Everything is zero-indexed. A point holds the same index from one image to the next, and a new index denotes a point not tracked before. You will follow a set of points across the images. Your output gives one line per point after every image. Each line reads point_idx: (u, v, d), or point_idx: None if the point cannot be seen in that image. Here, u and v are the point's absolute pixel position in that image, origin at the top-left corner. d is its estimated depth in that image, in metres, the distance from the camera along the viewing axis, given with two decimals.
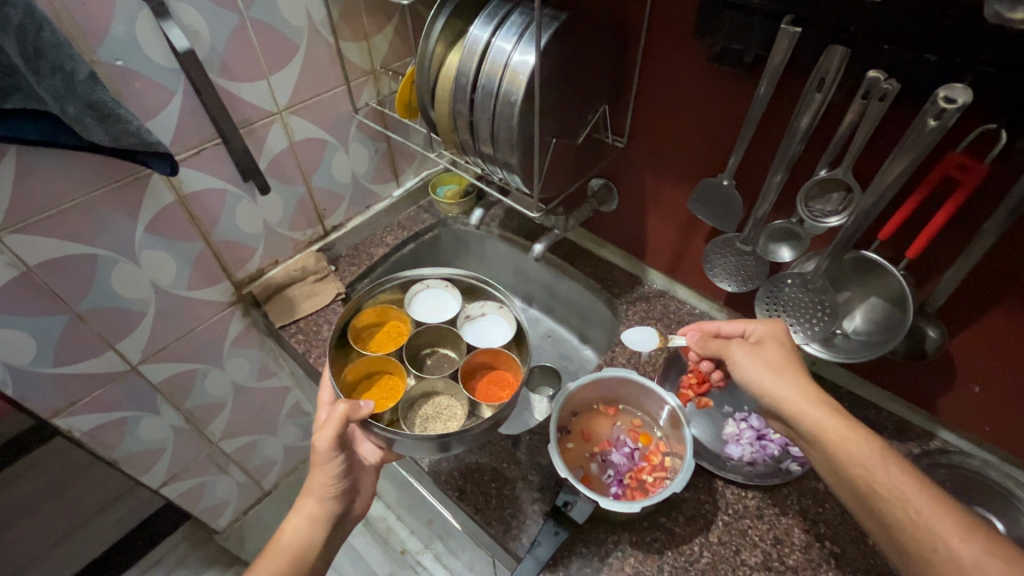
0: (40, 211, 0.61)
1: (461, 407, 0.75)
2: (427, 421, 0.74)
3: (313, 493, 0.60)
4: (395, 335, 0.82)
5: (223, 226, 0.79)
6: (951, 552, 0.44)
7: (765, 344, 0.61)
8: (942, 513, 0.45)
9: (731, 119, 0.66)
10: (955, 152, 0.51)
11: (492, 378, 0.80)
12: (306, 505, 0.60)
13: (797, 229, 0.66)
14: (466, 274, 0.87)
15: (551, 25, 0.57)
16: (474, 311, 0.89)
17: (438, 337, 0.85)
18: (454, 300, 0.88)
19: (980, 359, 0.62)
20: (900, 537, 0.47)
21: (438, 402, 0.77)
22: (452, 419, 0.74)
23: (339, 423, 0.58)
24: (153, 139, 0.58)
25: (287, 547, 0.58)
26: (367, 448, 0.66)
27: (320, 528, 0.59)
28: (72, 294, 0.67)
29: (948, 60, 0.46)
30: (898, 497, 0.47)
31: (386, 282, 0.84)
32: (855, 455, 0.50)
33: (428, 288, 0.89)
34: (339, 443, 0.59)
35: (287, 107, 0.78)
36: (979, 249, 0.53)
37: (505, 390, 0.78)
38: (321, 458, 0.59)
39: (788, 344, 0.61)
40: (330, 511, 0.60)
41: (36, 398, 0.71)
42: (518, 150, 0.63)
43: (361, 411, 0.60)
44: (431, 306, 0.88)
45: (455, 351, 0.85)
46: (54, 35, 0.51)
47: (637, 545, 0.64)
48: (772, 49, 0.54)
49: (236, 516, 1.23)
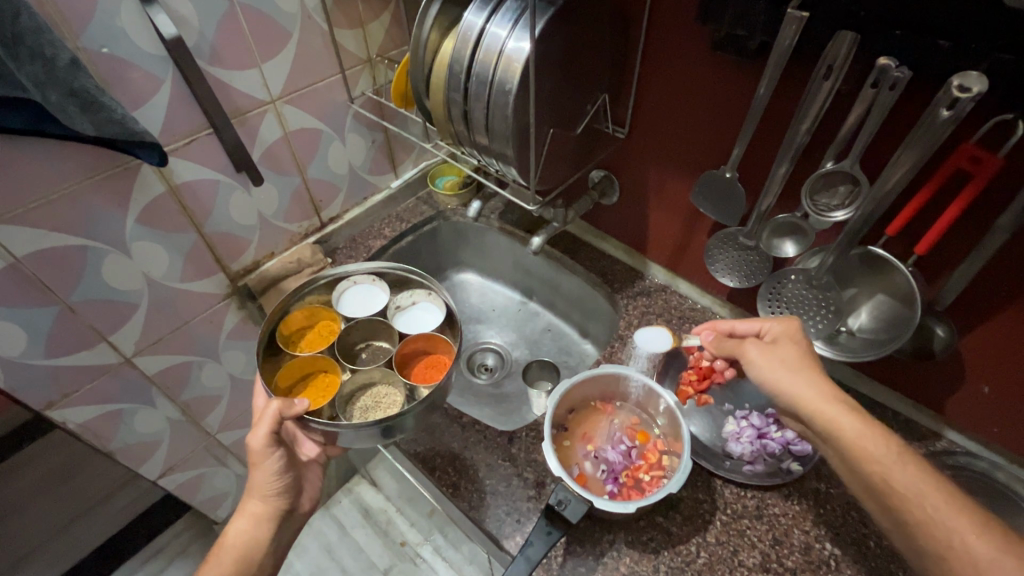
0: (27, 202, 0.60)
1: (399, 393, 0.75)
2: (366, 412, 0.73)
3: (256, 492, 0.61)
4: (325, 334, 0.80)
5: (217, 218, 0.78)
6: (967, 551, 0.43)
7: (779, 344, 0.59)
8: (958, 509, 0.44)
9: (733, 110, 0.64)
10: (968, 143, 0.49)
11: (429, 362, 0.81)
12: (250, 505, 0.61)
13: (801, 223, 0.64)
14: (395, 266, 0.84)
15: (547, 10, 0.55)
16: (404, 301, 0.86)
17: (371, 329, 0.83)
18: (384, 292, 0.84)
19: (991, 359, 0.60)
20: (915, 537, 0.46)
21: (376, 392, 0.76)
22: (391, 405, 0.73)
23: (273, 420, 0.59)
24: (139, 127, 0.57)
25: (233, 547, 0.58)
26: (308, 445, 0.67)
27: (265, 527, 0.60)
28: (62, 286, 0.66)
29: (963, 47, 0.44)
30: (909, 489, 0.46)
31: (309, 283, 0.81)
32: (867, 451, 0.49)
33: (356, 285, 0.85)
34: (273, 441, 0.60)
35: (280, 96, 0.76)
36: (992, 245, 0.51)
37: (438, 371, 0.79)
38: (258, 457, 0.60)
39: (803, 344, 0.58)
40: (275, 510, 0.62)
41: (28, 390, 0.71)
42: (513, 140, 0.61)
43: (296, 408, 0.60)
44: (360, 301, 0.83)
45: (388, 342, 0.83)
46: (33, 21, 0.49)
47: (632, 545, 0.63)
48: (778, 35, 0.51)
49: (234, 507, 1.22)
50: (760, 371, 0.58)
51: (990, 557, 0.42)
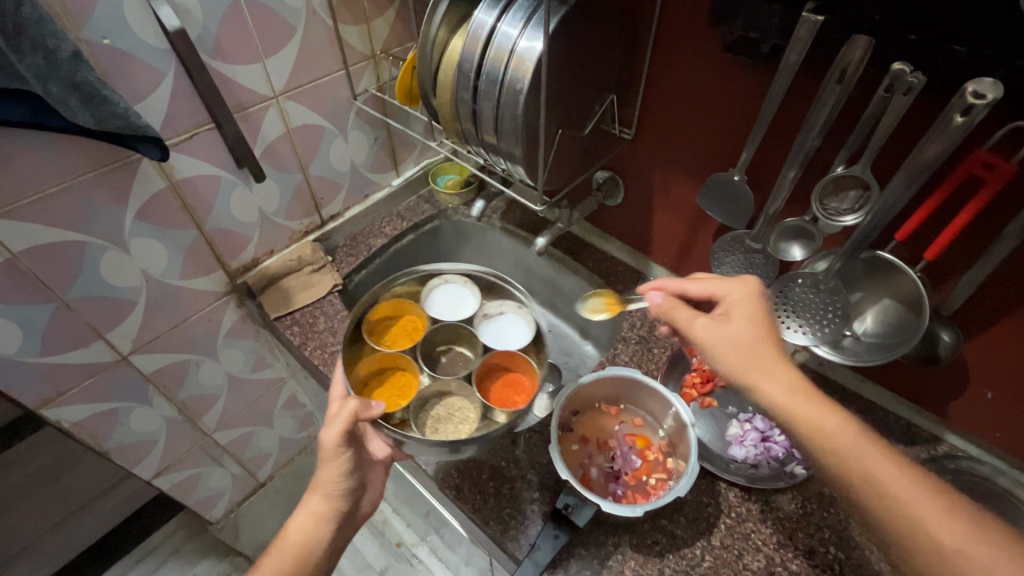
0: (24, 196, 0.58)
1: (475, 411, 0.73)
2: (438, 423, 0.72)
3: (320, 489, 0.58)
4: (410, 330, 0.82)
5: (218, 214, 0.77)
6: (934, 537, 0.41)
7: (733, 316, 0.53)
8: (934, 493, 0.43)
9: (742, 114, 0.63)
10: (981, 150, 0.49)
11: (508, 382, 0.78)
12: (312, 501, 0.58)
13: (809, 227, 0.64)
14: (485, 270, 0.87)
15: (560, 9, 0.54)
16: (493, 310, 0.89)
17: (454, 334, 0.84)
18: (473, 296, 0.89)
19: (996, 365, 0.60)
20: (880, 518, 0.43)
21: (450, 403, 0.75)
22: (464, 422, 0.72)
23: (348, 420, 0.57)
24: (142, 122, 0.56)
25: (292, 544, 0.56)
26: (376, 444, 0.62)
27: (326, 528, 0.57)
28: (59, 282, 0.65)
29: (978, 53, 0.44)
30: (865, 470, 0.44)
31: (400, 275, 0.84)
32: (834, 432, 0.46)
33: (446, 283, 0.89)
34: (345, 441, 0.57)
35: (283, 92, 0.75)
36: (1002, 251, 0.51)
37: (518, 395, 0.76)
38: (328, 454, 0.57)
39: (759, 313, 0.53)
40: (337, 510, 0.58)
41: (22, 387, 0.69)
42: (522, 139, 0.61)
43: (372, 411, 0.58)
44: (449, 302, 0.88)
45: (470, 350, 0.84)
46: (35, 10, 0.48)
47: (638, 548, 0.63)
48: (792, 40, 0.51)
49: (231, 508, 1.20)
50: (715, 346, 0.52)
51: (959, 544, 0.40)
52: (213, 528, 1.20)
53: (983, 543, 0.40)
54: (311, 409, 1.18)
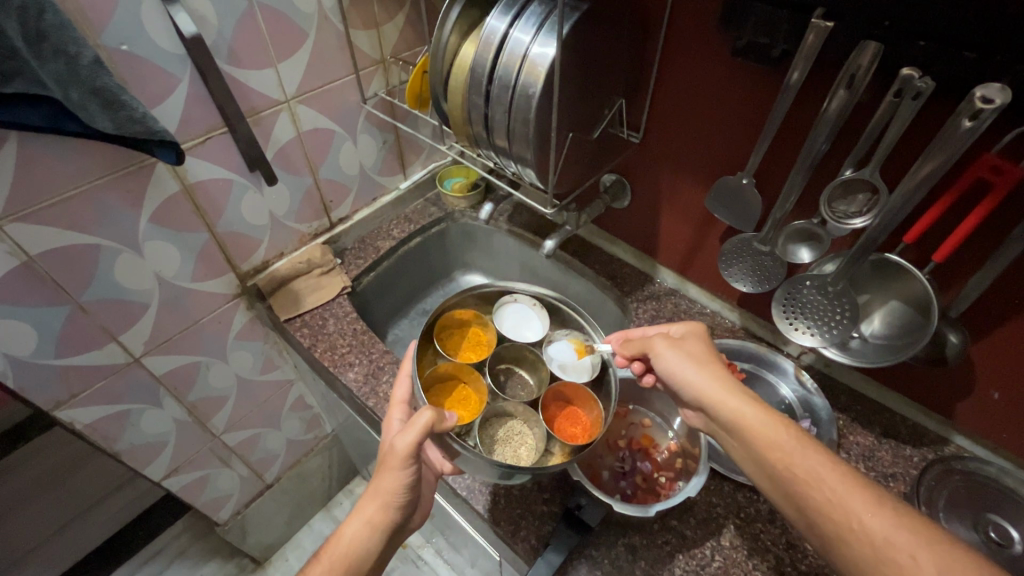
0: (41, 201, 0.59)
1: (534, 438, 0.69)
2: (496, 444, 0.69)
3: (377, 498, 0.55)
4: (475, 345, 0.83)
5: (229, 217, 0.78)
6: (865, 530, 0.41)
7: (688, 340, 0.61)
8: (854, 492, 0.43)
9: (753, 118, 0.64)
10: (988, 154, 0.49)
11: (569, 414, 0.72)
12: (366, 508, 0.55)
13: (817, 230, 0.64)
14: (551, 294, 0.80)
15: (573, 15, 0.55)
16: (559, 336, 0.81)
17: (518, 355, 0.81)
18: (539, 321, 0.84)
19: (1002, 367, 0.61)
20: (819, 526, 0.44)
21: (510, 426, 0.72)
22: (523, 448, 0.68)
23: (422, 431, 0.54)
24: (159, 126, 0.57)
25: (343, 553, 0.53)
26: (433, 453, 0.63)
27: (379, 536, 0.55)
28: (74, 285, 0.66)
29: (987, 58, 0.44)
30: (787, 461, 0.47)
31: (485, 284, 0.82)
32: (761, 429, 0.49)
33: (516, 302, 0.85)
34: (415, 452, 0.54)
35: (295, 96, 0.76)
36: (1009, 253, 0.52)
37: (574, 427, 0.70)
38: (393, 462, 0.54)
39: (709, 344, 0.60)
40: (391, 521, 0.55)
41: (35, 388, 0.69)
42: (533, 143, 0.61)
43: (445, 423, 0.57)
44: (516, 320, 0.84)
45: (531, 375, 0.81)
46: (57, 17, 0.48)
47: (648, 546, 0.64)
48: (802, 42, 0.52)
49: (239, 509, 1.19)
50: (665, 365, 0.59)
51: (885, 532, 0.40)
52: (220, 531, 1.19)
53: (907, 529, 0.40)
54: (317, 411, 1.19)
